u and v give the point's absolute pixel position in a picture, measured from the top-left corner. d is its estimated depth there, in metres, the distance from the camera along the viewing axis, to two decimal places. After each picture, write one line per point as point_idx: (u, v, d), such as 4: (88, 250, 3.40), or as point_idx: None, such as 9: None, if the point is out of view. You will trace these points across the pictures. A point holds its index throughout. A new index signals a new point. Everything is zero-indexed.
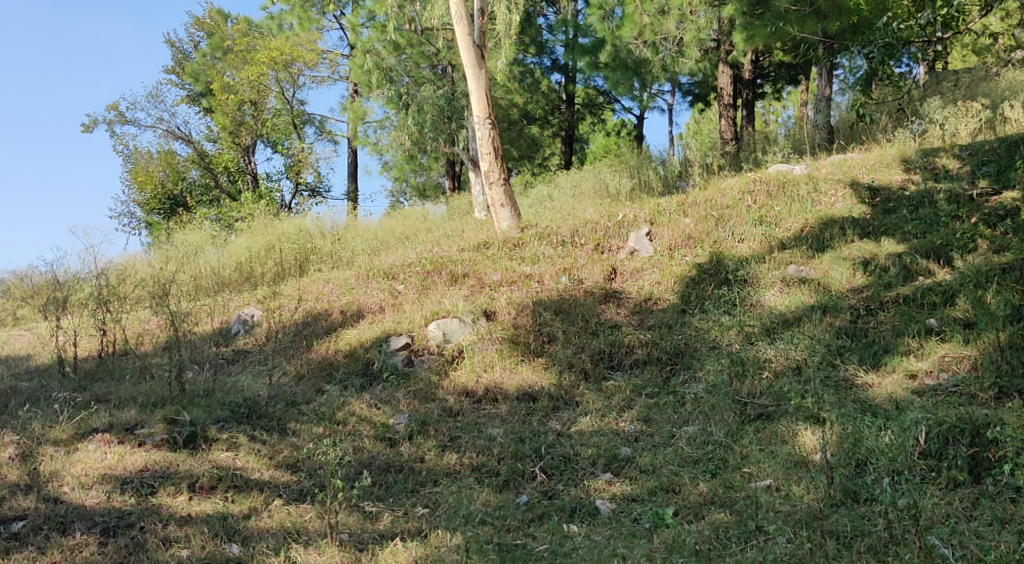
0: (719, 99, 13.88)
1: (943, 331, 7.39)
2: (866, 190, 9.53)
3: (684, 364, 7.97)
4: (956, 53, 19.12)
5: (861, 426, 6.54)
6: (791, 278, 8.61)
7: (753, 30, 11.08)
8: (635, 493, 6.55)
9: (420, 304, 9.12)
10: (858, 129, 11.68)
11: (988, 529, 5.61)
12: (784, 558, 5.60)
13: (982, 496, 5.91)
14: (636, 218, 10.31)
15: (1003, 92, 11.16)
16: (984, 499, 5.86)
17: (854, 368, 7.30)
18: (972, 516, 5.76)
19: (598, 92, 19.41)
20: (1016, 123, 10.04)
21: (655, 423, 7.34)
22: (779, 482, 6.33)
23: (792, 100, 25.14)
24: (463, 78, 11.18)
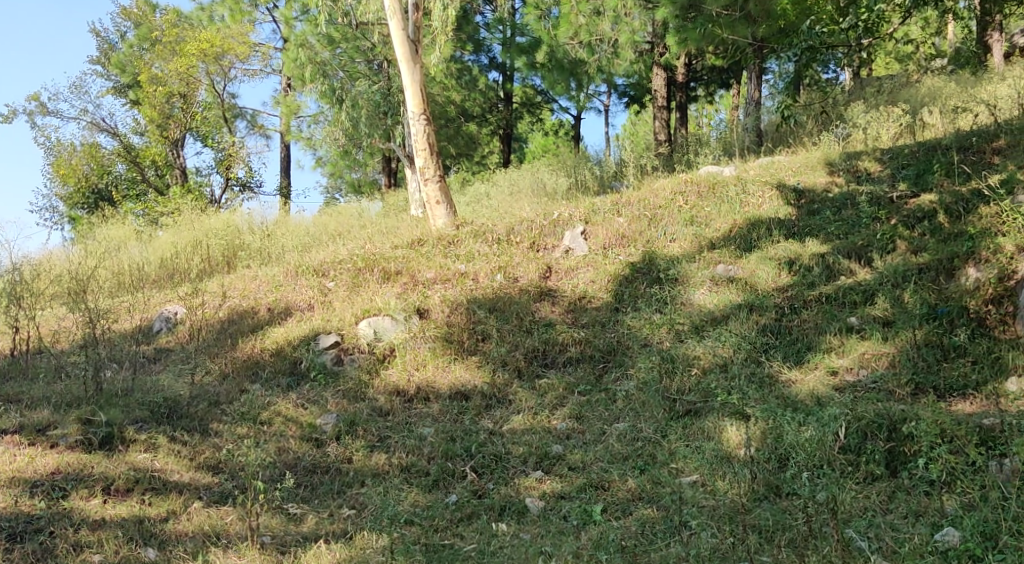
0: (653, 101, 14.02)
1: (863, 329, 7.54)
2: (792, 192, 9.69)
3: (616, 362, 8.02)
4: (881, 61, 19.66)
5: (783, 422, 6.65)
6: (719, 277, 8.71)
7: (685, 33, 11.23)
8: (564, 490, 6.58)
9: (350, 302, 9.03)
10: (786, 132, 11.89)
11: (903, 522, 5.73)
12: (706, 553, 5.67)
13: (898, 489, 6.03)
14: (571, 217, 10.36)
15: (923, 98, 11.40)
16: (899, 493, 5.98)
17: (778, 365, 7.43)
18: (888, 509, 5.87)
19: (535, 91, 19.64)
20: (934, 128, 10.25)
21: (586, 420, 7.37)
22: (705, 477, 6.42)
23: (725, 103, 25.48)
24: (399, 73, 11.07)
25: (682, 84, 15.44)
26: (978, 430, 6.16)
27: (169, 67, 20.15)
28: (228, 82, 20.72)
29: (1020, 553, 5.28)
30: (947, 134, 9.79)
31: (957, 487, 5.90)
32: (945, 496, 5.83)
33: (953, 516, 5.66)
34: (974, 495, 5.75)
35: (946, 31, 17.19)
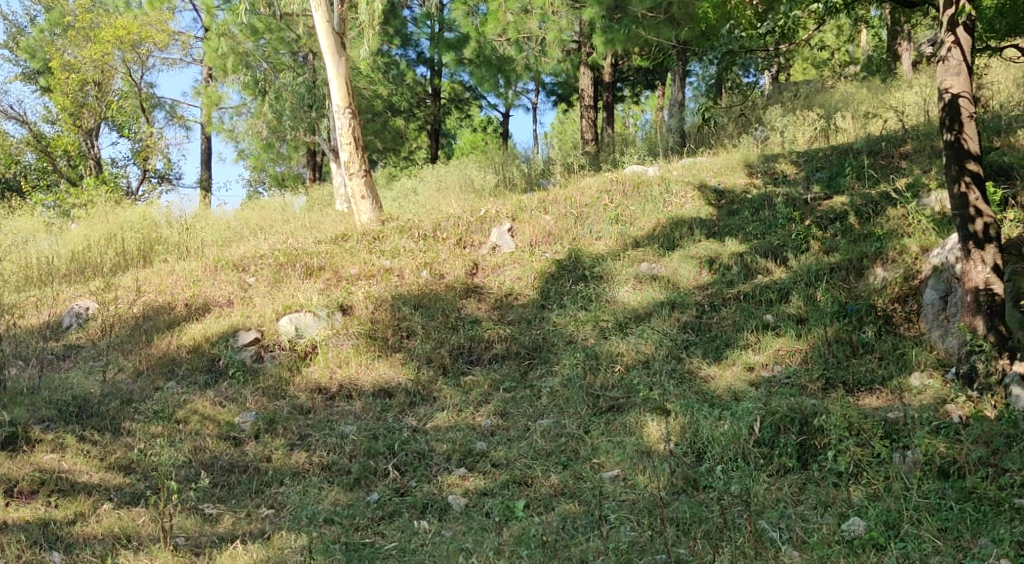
0: (580, 100, 14.11)
1: (778, 326, 7.68)
2: (713, 192, 9.83)
3: (541, 359, 8.04)
4: (798, 66, 20.10)
5: (700, 416, 6.75)
6: (643, 275, 8.80)
7: (612, 34, 11.29)
8: (486, 487, 6.58)
9: (271, 299, 8.87)
10: (708, 133, 12.06)
11: (813, 512, 5.86)
12: (625, 546, 5.74)
13: (809, 481, 6.16)
14: (498, 214, 10.36)
15: (837, 102, 11.65)
16: (810, 484, 6.11)
17: (698, 361, 7.52)
18: (798, 500, 6.00)
19: (464, 87, 19.63)
20: (847, 133, 10.48)
21: (511, 417, 7.37)
22: (625, 472, 6.48)
23: (650, 105, 25.74)
24: (324, 66, 10.90)
25: (608, 83, 15.52)
26: (883, 423, 6.33)
27: (82, 54, 19.51)
28: (146, 71, 20.19)
29: (921, 542, 5.45)
30: (859, 138, 10.00)
31: (864, 479, 6.05)
32: (853, 487, 5.98)
33: (859, 506, 5.81)
34: (878, 486, 5.92)
35: (860, 38, 17.66)
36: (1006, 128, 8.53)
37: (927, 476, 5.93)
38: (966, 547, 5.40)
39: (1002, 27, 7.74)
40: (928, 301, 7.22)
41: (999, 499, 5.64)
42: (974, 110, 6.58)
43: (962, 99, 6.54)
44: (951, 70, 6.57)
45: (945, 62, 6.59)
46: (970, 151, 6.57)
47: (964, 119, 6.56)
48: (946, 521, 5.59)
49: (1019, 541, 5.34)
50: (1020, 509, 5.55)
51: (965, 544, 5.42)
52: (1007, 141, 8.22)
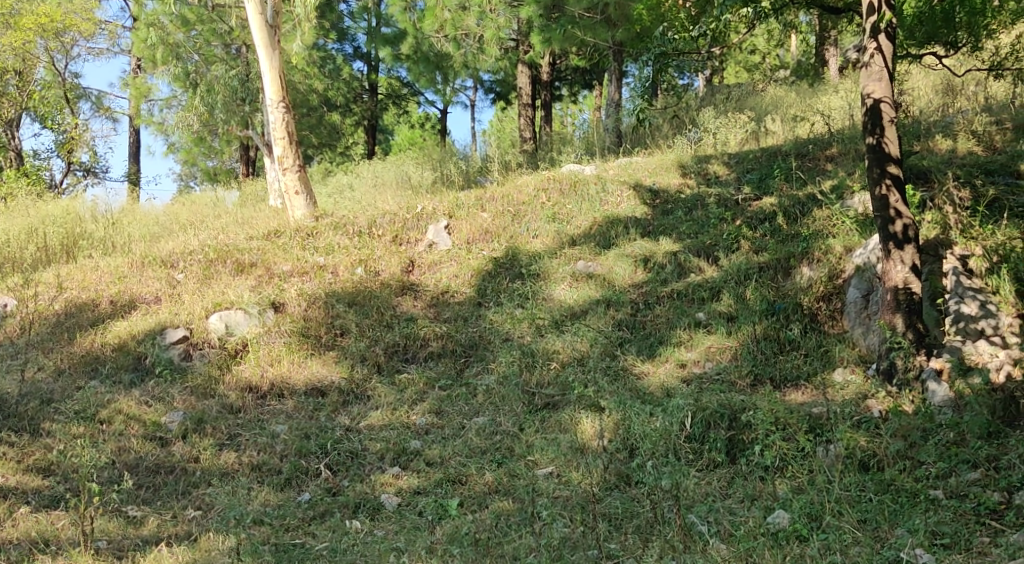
0: (518, 99, 14.16)
1: (710, 324, 7.77)
2: (648, 192, 9.90)
3: (477, 357, 8.01)
4: (732, 69, 20.38)
5: (632, 413, 6.80)
6: (580, 273, 8.83)
7: (549, 33, 11.37)
8: (420, 485, 6.55)
9: (200, 295, 8.70)
10: (643, 133, 12.17)
11: (740, 506, 5.93)
12: (558, 542, 5.76)
13: (737, 475, 6.24)
14: (434, 211, 10.30)
15: (768, 105, 11.84)
16: (738, 478, 6.19)
17: (632, 358, 7.58)
18: (727, 494, 6.07)
19: (401, 83, 19.51)
20: (776, 135, 10.67)
21: (446, 415, 7.33)
22: (560, 469, 6.51)
23: (587, 105, 25.83)
24: (257, 59, 10.70)
25: (546, 82, 15.54)
26: (808, 418, 6.43)
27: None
28: (70, 60, 19.69)
29: (841, 533, 5.53)
30: (788, 141, 10.16)
31: (789, 472, 6.15)
32: (778, 481, 6.06)
33: (784, 499, 5.89)
34: (802, 479, 6.01)
35: (791, 42, 17.96)
36: (926, 133, 8.76)
37: (848, 469, 6.02)
38: (884, 537, 5.48)
39: (920, 36, 7.98)
40: (850, 300, 7.35)
41: (916, 491, 5.76)
42: (895, 114, 6.70)
43: (883, 104, 6.65)
44: (874, 76, 6.68)
45: (868, 68, 6.70)
46: (890, 155, 6.68)
47: (885, 123, 6.67)
48: (865, 513, 5.68)
49: (933, 531, 5.44)
50: (936, 501, 5.68)
51: (882, 535, 5.50)
52: (927, 145, 8.46)
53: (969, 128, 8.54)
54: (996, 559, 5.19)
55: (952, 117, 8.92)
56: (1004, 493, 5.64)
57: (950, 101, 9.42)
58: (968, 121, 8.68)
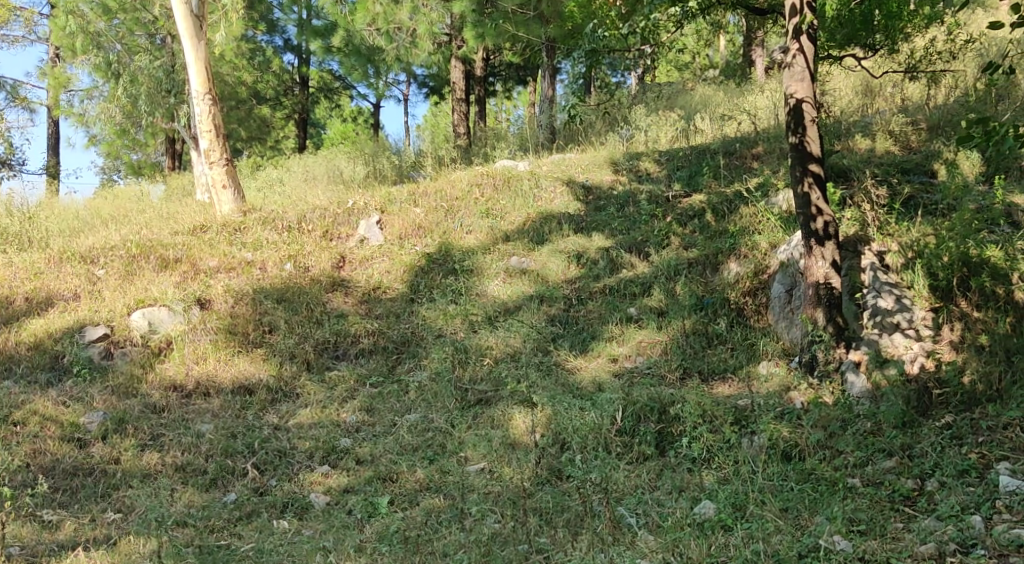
0: (451, 94, 14.11)
1: (641, 319, 7.83)
2: (581, 188, 9.93)
3: (409, 353, 7.95)
4: (664, 69, 20.59)
5: (565, 407, 6.81)
6: (513, 268, 8.82)
7: (483, 29, 11.44)
8: (350, 484, 6.49)
9: (122, 292, 8.49)
10: (575, 130, 12.21)
11: (668, 497, 5.98)
12: (489, 537, 5.76)
13: (666, 467, 6.29)
14: (366, 205, 10.16)
15: (697, 104, 11.98)
16: (666, 470, 6.23)
17: (565, 353, 7.60)
18: (655, 486, 6.11)
19: (333, 77, 19.30)
20: (705, 133, 10.79)
21: (377, 412, 7.27)
22: (491, 465, 6.50)
23: (521, 101, 25.79)
24: (182, 49, 10.45)
25: (480, 77, 15.46)
26: (734, 410, 6.52)
27: None
28: None
29: (764, 522, 5.60)
30: (717, 139, 10.28)
31: (716, 463, 6.22)
32: (705, 472, 6.12)
33: (710, 490, 5.96)
34: (727, 470, 6.09)
35: (721, 41, 18.21)
36: (846, 133, 8.94)
37: (771, 459, 6.11)
38: (804, 525, 5.57)
39: (840, 39, 8.14)
40: (774, 295, 7.44)
41: (835, 480, 5.87)
42: (817, 114, 6.81)
43: (805, 104, 6.76)
44: (796, 76, 6.77)
45: (790, 68, 6.78)
46: (812, 154, 6.79)
47: (807, 122, 6.78)
48: (787, 501, 5.77)
49: (850, 518, 5.54)
50: (853, 489, 5.79)
51: (803, 523, 5.59)
52: (847, 145, 8.64)
53: (887, 129, 8.73)
54: (908, 543, 5.30)
55: (871, 118, 9.12)
56: (918, 481, 5.79)
57: (871, 100, 9.64)
58: (886, 121, 8.87)
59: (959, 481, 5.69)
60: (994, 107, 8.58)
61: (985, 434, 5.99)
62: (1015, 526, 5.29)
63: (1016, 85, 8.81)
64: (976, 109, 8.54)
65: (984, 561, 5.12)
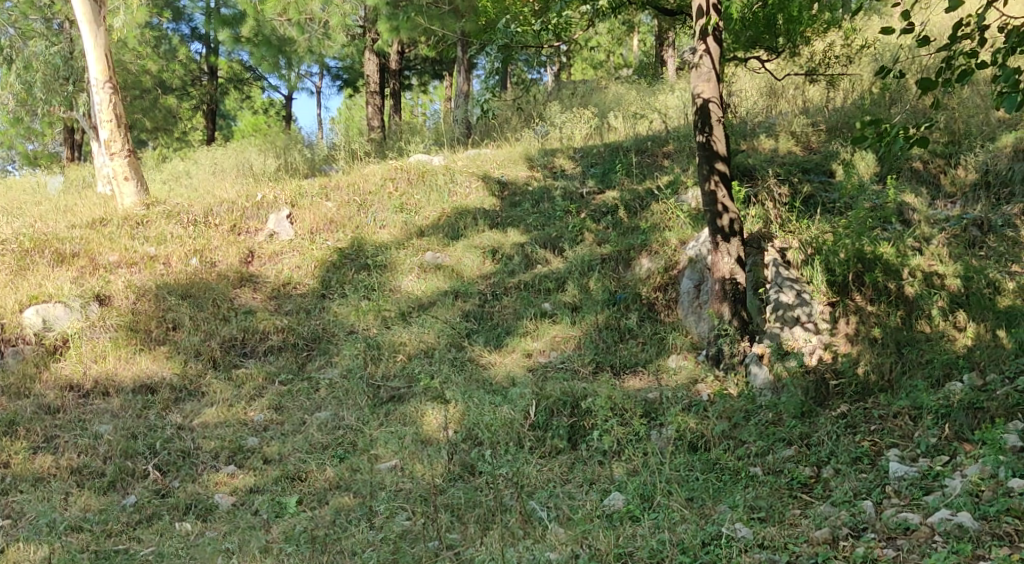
0: (365, 87, 13.94)
1: (555, 314, 7.83)
2: (496, 183, 9.90)
3: (320, 349, 7.81)
4: (580, 67, 20.66)
5: (478, 403, 6.80)
6: (427, 264, 8.74)
7: (397, 22, 11.41)
8: (256, 484, 6.35)
9: (14, 287, 8.16)
10: (491, 126, 12.17)
11: (579, 490, 5.99)
12: (400, 535, 5.71)
13: (578, 461, 6.31)
14: (276, 200, 9.94)
15: (610, 102, 12.07)
16: (578, 464, 6.25)
17: (479, 349, 7.55)
18: (567, 479, 6.12)
19: (244, 67, 18.88)
20: (618, 131, 10.86)
21: (286, 411, 7.13)
22: (403, 462, 6.41)
23: (438, 95, 25.61)
24: (80, 36, 10.06)
25: (395, 71, 15.33)
26: (643, 402, 6.58)
27: None
28: None
29: (670, 511, 5.64)
30: (629, 138, 10.37)
31: (626, 456, 6.25)
32: (615, 464, 6.15)
33: (620, 482, 5.99)
34: (637, 462, 6.12)
35: (635, 39, 18.36)
36: (751, 133, 9.10)
37: (678, 451, 6.18)
38: (708, 513, 5.62)
39: (745, 40, 8.33)
40: (683, 289, 7.53)
41: (737, 469, 5.95)
42: (723, 114, 6.90)
43: (712, 104, 6.84)
44: (703, 76, 6.85)
45: (697, 68, 6.86)
46: (718, 153, 6.89)
47: (713, 122, 6.86)
48: (692, 491, 5.81)
49: (752, 506, 5.61)
50: (755, 477, 5.88)
51: (707, 511, 5.64)
52: (752, 145, 8.79)
53: (789, 130, 8.92)
54: (805, 529, 5.36)
55: (775, 118, 9.32)
56: (815, 468, 5.90)
57: (778, 100, 9.84)
58: (789, 123, 9.07)
59: (852, 468, 5.81)
60: (888, 109, 8.86)
61: (877, 422, 6.15)
62: (902, 510, 5.39)
63: (908, 89, 9.11)
64: (872, 111, 8.81)
65: (873, 543, 5.18)
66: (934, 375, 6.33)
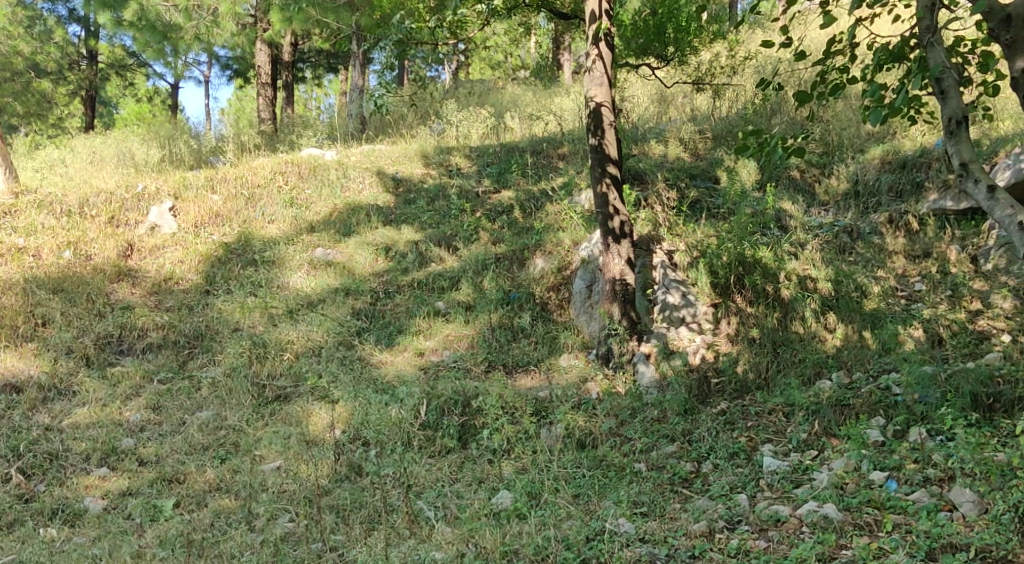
0: (257, 78, 13.54)
1: (448, 313, 7.73)
2: (391, 179, 9.72)
3: (202, 347, 7.53)
4: (477, 66, 20.58)
5: (367, 402, 6.65)
6: (317, 261, 8.52)
7: (289, 14, 11.10)
8: (131, 486, 6.08)
9: None
10: (387, 122, 11.99)
11: (468, 489, 5.91)
12: (282, 538, 5.52)
13: (467, 459, 6.22)
14: (158, 191, 9.54)
15: (507, 102, 12.04)
16: (468, 462, 6.17)
17: (370, 348, 7.39)
18: (456, 478, 6.03)
19: (127, 53, 18.16)
20: (515, 131, 10.82)
21: (165, 410, 6.84)
22: (288, 462, 6.23)
23: (332, 88, 25.16)
24: None
25: (288, 62, 14.96)
26: (534, 401, 6.56)
27: None
28: None
29: (556, 508, 5.60)
30: (524, 139, 10.34)
31: (516, 454, 6.20)
32: (503, 462, 6.09)
33: (508, 480, 5.92)
34: (526, 460, 6.08)
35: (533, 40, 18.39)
36: (642, 138, 9.21)
37: (567, 448, 6.16)
38: (593, 510, 5.59)
39: (636, 46, 8.38)
40: (576, 290, 7.53)
41: (623, 465, 5.97)
42: (615, 119, 6.92)
43: (604, 108, 6.85)
44: (596, 81, 6.85)
45: (590, 73, 6.86)
46: (610, 156, 6.91)
47: (605, 125, 6.88)
48: (579, 488, 5.79)
49: (636, 502, 5.62)
50: (639, 473, 5.90)
51: (592, 507, 5.62)
52: (643, 150, 8.90)
53: (678, 136, 9.08)
54: (683, 523, 5.39)
55: (665, 124, 9.46)
56: (695, 464, 5.94)
57: (670, 106, 9.98)
58: (677, 129, 9.22)
59: (729, 463, 5.87)
60: (769, 119, 9.07)
61: (754, 418, 6.26)
62: (774, 503, 5.46)
63: (787, 101, 9.38)
64: (754, 121, 9.01)
65: (746, 535, 5.22)
66: (806, 373, 6.48)
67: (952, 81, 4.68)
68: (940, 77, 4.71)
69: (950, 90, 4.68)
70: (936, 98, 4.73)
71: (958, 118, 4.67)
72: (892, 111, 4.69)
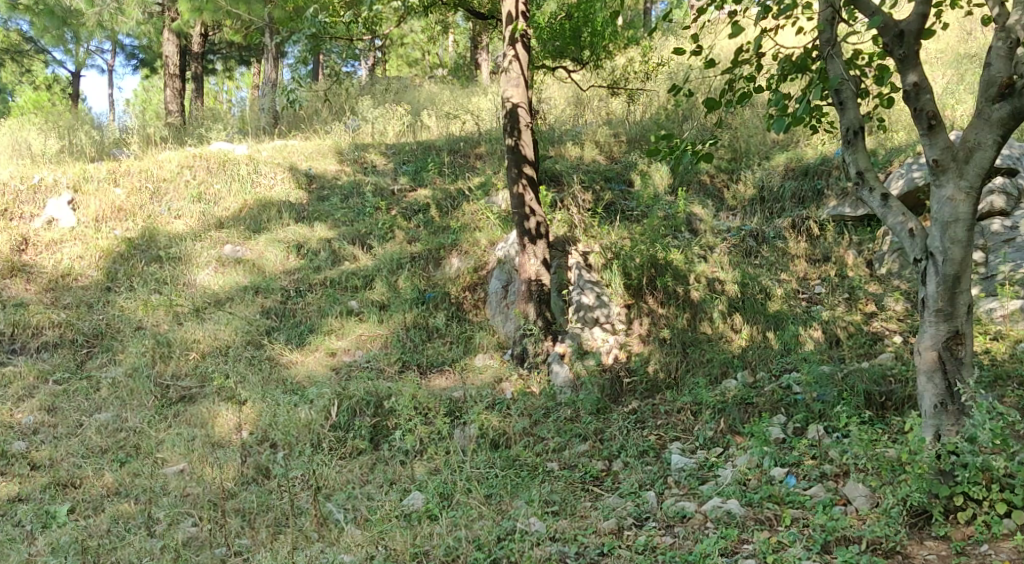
0: (164, 68, 13.11)
1: (361, 313, 7.62)
2: (304, 175, 9.53)
3: (101, 347, 7.28)
4: (395, 63, 20.36)
5: (277, 403, 6.50)
6: (226, 257, 8.29)
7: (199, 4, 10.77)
8: (23, 492, 5.83)
9: None
10: (300, 118, 11.75)
11: (378, 490, 5.82)
12: (183, 543, 5.35)
13: (379, 461, 6.13)
14: (56, 183, 9.16)
15: (423, 100, 11.94)
16: (379, 464, 6.08)
17: (280, 347, 7.22)
18: (366, 480, 5.94)
19: (24, 39, 17.42)
20: (430, 129, 10.72)
21: (61, 412, 6.57)
22: (191, 465, 6.04)
23: (244, 81, 24.58)
24: None
25: (197, 53, 14.52)
26: (447, 401, 6.51)
27: None
28: None
29: (468, 509, 5.55)
30: (440, 138, 10.26)
31: (428, 454, 6.14)
32: (416, 463, 6.02)
33: (420, 481, 5.85)
34: (438, 461, 6.01)
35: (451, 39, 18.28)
36: (557, 140, 9.24)
37: (479, 449, 6.13)
38: (505, 510, 5.56)
39: (552, 48, 8.41)
40: (491, 290, 7.52)
41: (535, 465, 5.96)
42: (531, 120, 6.93)
43: (520, 109, 6.86)
44: (512, 82, 6.85)
45: (507, 73, 6.85)
46: (526, 157, 6.92)
47: (521, 127, 6.88)
48: (491, 488, 5.77)
49: (547, 500, 5.62)
50: (551, 472, 5.91)
51: (504, 507, 5.59)
52: (559, 152, 8.93)
53: (592, 139, 9.15)
54: (593, 521, 5.41)
55: (580, 127, 9.51)
56: (606, 462, 5.99)
57: (585, 109, 10.03)
58: (592, 132, 9.29)
59: (638, 461, 5.93)
60: (680, 125, 9.21)
61: (663, 417, 6.35)
62: (681, 500, 5.53)
63: (698, 107, 9.54)
64: (665, 126, 9.13)
65: (653, 532, 5.28)
66: (713, 372, 6.58)
67: (851, 93, 5.11)
68: (839, 89, 5.13)
69: (848, 101, 5.12)
70: (835, 108, 5.15)
71: (855, 128, 5.11)
72: (794, 119, 4.90)
